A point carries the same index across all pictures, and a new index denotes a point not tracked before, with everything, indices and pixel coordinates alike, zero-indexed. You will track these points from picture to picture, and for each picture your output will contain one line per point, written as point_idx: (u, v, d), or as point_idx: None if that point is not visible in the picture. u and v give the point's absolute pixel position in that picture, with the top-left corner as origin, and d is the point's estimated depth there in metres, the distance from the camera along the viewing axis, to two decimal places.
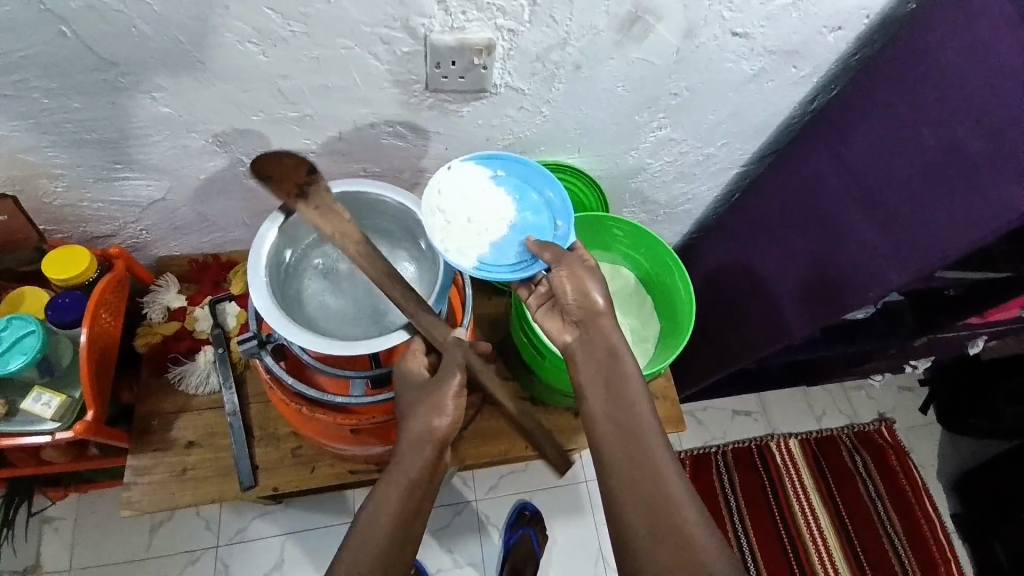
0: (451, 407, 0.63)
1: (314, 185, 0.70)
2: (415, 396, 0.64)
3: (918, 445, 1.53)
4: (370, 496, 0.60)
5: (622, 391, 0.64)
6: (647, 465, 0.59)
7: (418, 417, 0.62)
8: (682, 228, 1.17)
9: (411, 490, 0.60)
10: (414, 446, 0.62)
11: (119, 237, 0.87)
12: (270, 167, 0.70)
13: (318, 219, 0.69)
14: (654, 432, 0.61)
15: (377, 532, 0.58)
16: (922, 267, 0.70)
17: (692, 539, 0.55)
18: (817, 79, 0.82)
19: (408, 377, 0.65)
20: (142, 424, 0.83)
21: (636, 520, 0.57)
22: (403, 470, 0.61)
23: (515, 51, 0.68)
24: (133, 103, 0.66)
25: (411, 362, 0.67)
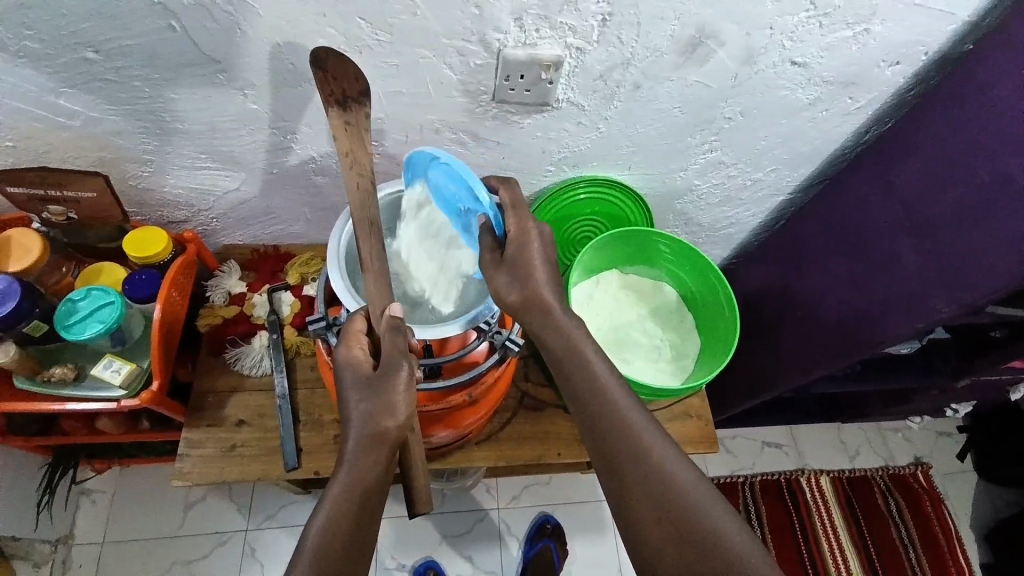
0: (402, 399, 0.61)
1: (358, 107, 0.66)
2: (363, 388, 0.62)
3: (954, 492, 1.48)
4: (324, 499, 0.59)
5: (596, 387, 0.63)
6: (640, 453, 0.59)
7: (368, 410, 0.60)
8: (723, 252, 1.19)
9: (372, 490, 0.60)
10: (366, 446, 0.61)
11: (191, 223, 0.93)
12: (330, 61, 0.62)
13: (341, 137, 0.65)
14: (637, 420, 0.61)
15: (334, 536, 0.57)
16: (973, 298, 0.71)
17: (700, 515, 0.54)
18: (870, 111, 0.84)
19: (352, 364, 0.62)
20: (197, 399, 0.87)
21: (642, 509, 0.57)
22: (360, 470, 0.60)
23: (581, 68, 0.72)
24: (225, 98, 0.72)
25: (354, 348, 0.64)
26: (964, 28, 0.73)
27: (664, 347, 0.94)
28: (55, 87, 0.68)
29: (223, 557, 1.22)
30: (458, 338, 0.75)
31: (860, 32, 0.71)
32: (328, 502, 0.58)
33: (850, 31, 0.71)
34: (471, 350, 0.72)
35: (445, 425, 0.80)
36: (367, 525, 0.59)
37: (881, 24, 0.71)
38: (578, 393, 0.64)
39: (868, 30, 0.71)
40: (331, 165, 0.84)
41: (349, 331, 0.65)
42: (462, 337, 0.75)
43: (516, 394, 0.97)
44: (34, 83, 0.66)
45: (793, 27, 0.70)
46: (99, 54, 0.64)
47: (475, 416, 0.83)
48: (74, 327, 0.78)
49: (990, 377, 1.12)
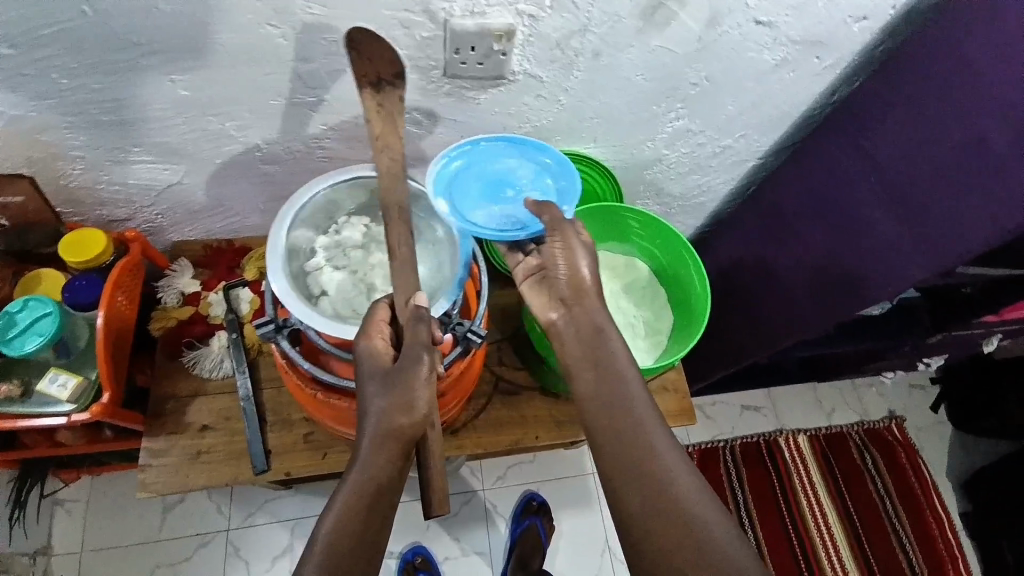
0: (418, 393, 0.58)
1: (393, 89, 0.63)
2: (379, 379, 0.59)
3: (927, 443, 1.52)
4: (334, 498, 0.56)
5: (608, 378, 0.64)
6: (641, 445, 0.59)
7: (383, 405, 0.58)
8: (696, 221, 1.16)
9: (383, 489, 0.57)
10: (380, 441, 0.57)
11: (135, 221, 0.87)
12: (363, 40, 0.60)
13: (374, 119, 0.62)
14: (642, 412, 0.61)
15: (343, 536, 0.54)
16: (943, 264, 0.70)
17: (693, 508, 0.55)
18: (839, 70, 0.81)
19: (371, 355, 0.60)
20: (157, 406, 0.83)
21: (639, 498, 0.56)
22: (371, 468, 0.57)
23: (535, 36, 0.67)
24: (154, 86, 0.66)
25: (374, 339, 0.61)
26: None
27: (638, 324, 0.92)
28: None
29: (206, 558, 1.20)
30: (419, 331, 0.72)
31: None
32: (338, 502, 0.56)
33: None
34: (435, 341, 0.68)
35: None
36: (376, 528, 0.56)
37: None
38: (586, 380, 0.65)
39: None
40: (279, 152, 0.79)
41: (372, 322, 0.62)
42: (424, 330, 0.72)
43: (491, 379, 0.95)
44: None
45: None
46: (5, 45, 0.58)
47: (445, 408, 0.81)
48: (12, 342, 0.73)
49: (962, 332, 1.13)
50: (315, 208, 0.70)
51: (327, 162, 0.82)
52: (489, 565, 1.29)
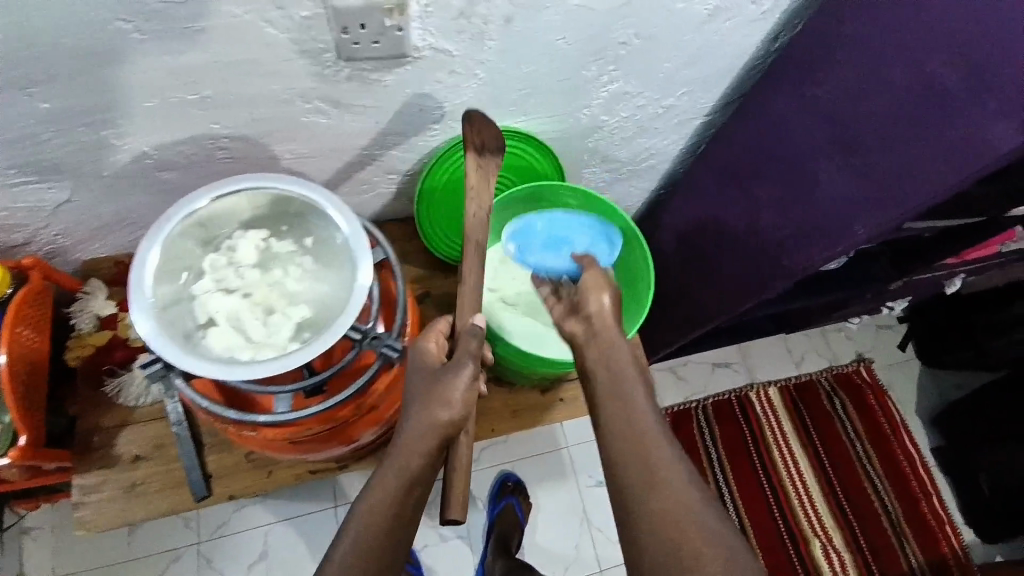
0: (459, 395, 0.59)
1: (492, 157, 0.73)
2: (424, 382, 0.60)
3: (896, 382, 1.53)
4: (364, 492, 0.57)
5: (616, 377, 0.61)
6: (645, 449, 0.55)
7: (422, 405, 0.59)
8: (649, 185, 1.11)
9: (414, 486, 0.58)
10: (418, 437, 0.58)
11: (33, 245, 0.80)
12: (478, 122, 0.72)
13: (473, 178, 0.72)
14: (649, 414, 0.58)
15: (370, 533, 0.55)
16: (895, 214, 0.65)
17: (692, 520, 0.50)
18: (779, 14, 0.75)
19: (422, 357, 0.63)
20: (83, 441, 0.78)
21: (638, 506, 0.52)
22: (402, 462, 0.58)
23: (434, 7, 0.60)
24: (5, 99, 0.58)
25: (429, 343, 0.64)
26: None
27: None
28: None
29: (181, 572, 1.19)
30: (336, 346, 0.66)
31: None
32: (370, 493, 0.57)
33: None
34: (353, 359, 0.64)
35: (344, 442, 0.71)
36: (406, 519, 0.57)
37: None
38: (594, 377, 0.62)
39: None
40: (174, 157, 0.72)
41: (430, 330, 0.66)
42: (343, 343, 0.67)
43: None
44: None
45: None
46: None
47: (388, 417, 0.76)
48: None
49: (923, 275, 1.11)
50: (197, 229, 0.63)
51: (232, 162, 0.75)
52: (470, 547, 1.29)
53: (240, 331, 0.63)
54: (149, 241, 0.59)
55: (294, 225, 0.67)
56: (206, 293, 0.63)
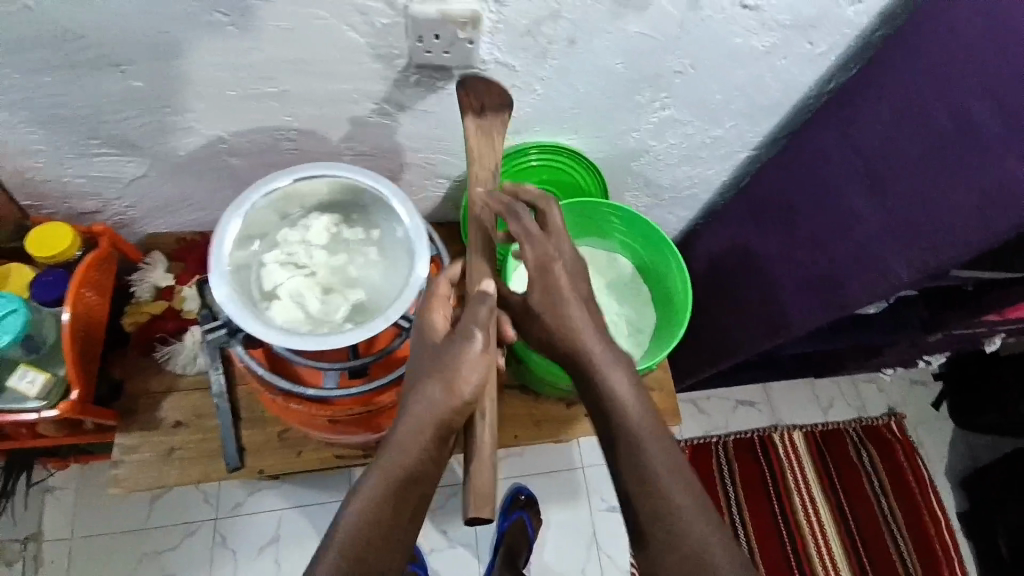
0: (464, 376, 0.55)
1: (496, 116, 0.70)
2: (427, 362, 0.57)
3: (927, 440, 1.49)
4: (356, 501, 0.52)
5: (612, 409, 0.60)
6: (649, 481, 0.57)
7: (429, 391, 0.55)
8: (688, 213, 1.12)
9: (412, 487, 0.53)
10: (416, 428, 0.54)
11: (104, 214, 0.85)
12: (475, 85, 0.68)
13: (473, 139, 0.69)
14: (652, 441, 0.58)
15: (368, 542, 0.51)
16: (933, 258, 0.66)
17: (701, 541, 0.54)
18: (835, 56, 0.76)
19: (429, 331, 0.59)
20: (129, 402, 0.84)
21: (651, 536, 0.55)
22: (400, 455, 0.53)
23: (503, 23, 0.64)
24: (102, 78, 0.63)
25: (435, 314, 0.60)
26: None
27: (619, 321, 0.89)
28: None
29: (194, 546, 1.21)
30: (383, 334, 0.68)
31: None
32: (364, 490, 0.52)
33: None
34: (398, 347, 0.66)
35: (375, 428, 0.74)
36: (407, 517, 0.53)
37: None
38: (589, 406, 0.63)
39: None
40: (243, 144, 0.76)
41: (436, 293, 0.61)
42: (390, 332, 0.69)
43: None
44: None
45: None
46: None
47: None
48: None
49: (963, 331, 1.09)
50: (276, 207, 0.67)
51: (296, 154, 0.79)
52: (476, 557, 1.29)
53: (300, 306, 0.65)
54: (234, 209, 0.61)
55: (362, 216, 0.71)
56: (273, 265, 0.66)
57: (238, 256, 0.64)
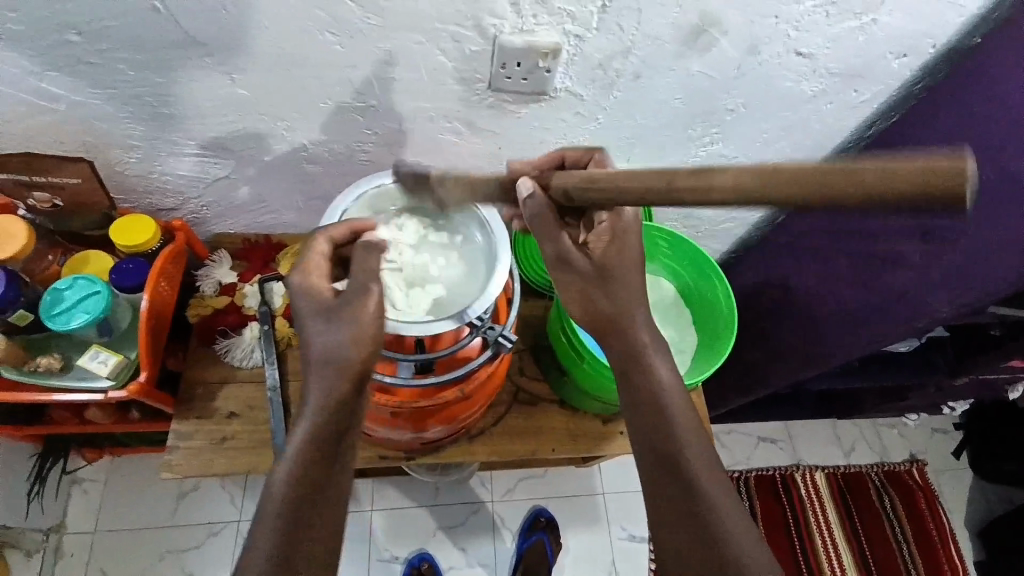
0: (367, 324, 0.58)
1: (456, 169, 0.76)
2: (322, 317, 0.58)
3: (947, 488, 1.49)
4: (295, 441, 0.56)
5: (657, 411, 0.64)
6: (683, 480, 0.61)
7: (332, 340, 0.57)
8: (722, 247, 1.17)
9: (346, 422, 0.58)
10: (322, 385, 0.57)
11: (180, 211, 0.91)
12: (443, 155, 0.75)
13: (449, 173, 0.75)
14: (690, 445, 0.63)
15: (311, 479, 0.55)
16: (977, 297, 0.71)
17: (733, 541, 0.57)
18: (876, 104, 0.82)
19: (311, 291, 0.59)
20: (187, 390, 0.88)
21: (680, 531, 0.60)
22: (317, 414, 0.57)
23: (579, 56, 0.70)
24: (212, 83, 0.69)
25: (313, 275, 0.60)
26: (972, 21, 0.71)
27: None
28: (35, 70, 0.64)
29: (216, 546, 1.22)
30: (450, 333, 0.70)
31: (867, 23, 0.69)
32: (291, 452, 0.55)
33: (858, 21, 0.69)
34: (463, 346, 0.68)
35: (434, 421, 0.78)
36: (335, 467, 0.57)
37: (890, 15, 0.69)
38: (636, 403, 0.65)
39: (875, 22, 0.69)
40: (323, 153, 0.82)
41: (311, 256, 0.61)
42: (454, 332, 0.70)
43: (511, 389, 0.96)
44: (14, 65, 0.63)
45: (799, 16, 0.68)
46: (79, 35, 0.61)
47: (469, 412, 0.81)
48: (61, 317, 0.76)
49: (989, 376, 1.12)
50: (376, 204, 0.72)
51: (368, 165, 0.85)
52: None
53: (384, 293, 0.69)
54: (333, 210, 0.69)
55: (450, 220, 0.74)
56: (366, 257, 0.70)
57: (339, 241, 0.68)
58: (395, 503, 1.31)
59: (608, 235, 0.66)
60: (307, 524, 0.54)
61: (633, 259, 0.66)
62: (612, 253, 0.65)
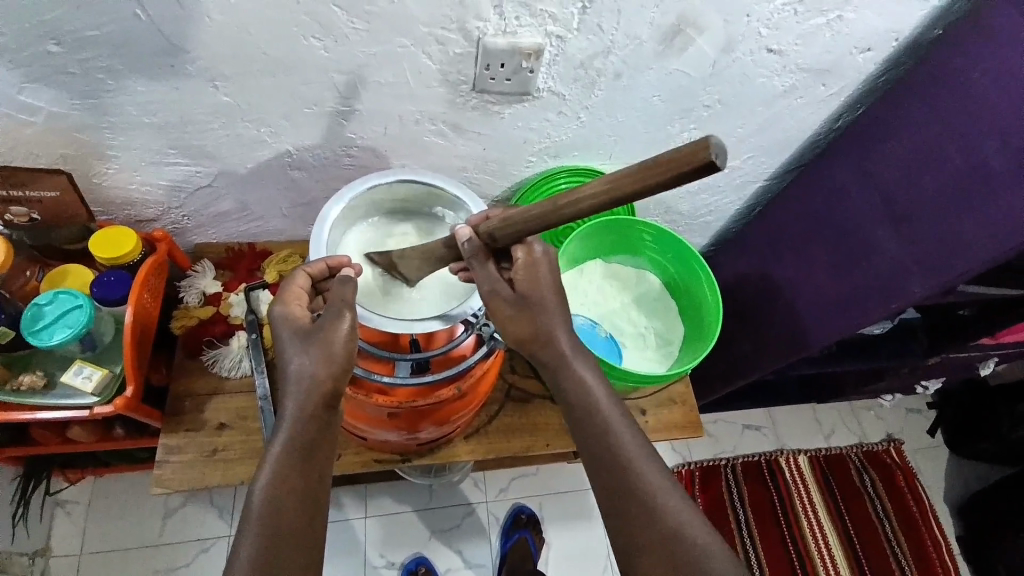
0: (340, 346, 0.58)
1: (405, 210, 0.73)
2: (298, 340, 0.59)
3: (924, 466, 1.54)
4: (265, 468, 0.54)
5: (598, 419, 0.61)
6: (632, 484, 0.58)
7: (303, 362, 0.57)
8: (702, 240, 1.20)
9: (318, 445, 0.57)
10: (302, 403, 0.57)
11: (161, 221, 0.89)
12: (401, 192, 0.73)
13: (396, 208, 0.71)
14: (636, 449, 0.59)
15: (279, 506, 0.53)
16: (950, 278, 0.73)
17: (687, 538, 0.55)
18: (843, 98, 0.86)
19: (288, 321, 0.60)
20: (175, 404, 0.86)
21: (634, 538, 0.56)
22: (298, 430, 0.56)
23: (561, 56, 0.71)
24: (195, 91, 0.68)
25: (292, 305, 0.61)
26: (933, 14, 0.74)
27: (649, 334, 0.97)
28: (11, 81, 0.63)
29: (208, 563, 1.20)
30: (444, 331, 0.73)
31: (834, 19, 0.72)
32: (268, 475, 0.54)
33: (826, 18, 0.72)
34: (457, 344, 0.70)
35: (430, 421, 0.78)
36: (314, 484, 0.56)
37: (856, 12, 0.72)
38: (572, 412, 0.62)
39: (842, 18, 0.72)
40: (308, 159, 0.82)
41: (290, 289, 0.62)
42: (449, 330, 0.73)
43: (503, 387, 0.97)
44: None
45: (770, 14, 0.70)
46: (57, 45, 0.60)
47: (463, 411, 0.81)
48: (41, 332, 0.75)
49: (959, 355, 1.17)
50: (376, 199, 0.72)
51: (354, 169, 0.85)
52: None
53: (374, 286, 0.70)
54: (343, 195, 0.68)
55: (456, 221, 0.74)
56: (366, 257, 0.71)
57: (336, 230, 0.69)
58: (389, 508, 1.30)
59: (524, 266, 0.63)
60: (278, 554, 0.51)
61: (551, 287, 0.64)
62: (528, 281, 0.63)
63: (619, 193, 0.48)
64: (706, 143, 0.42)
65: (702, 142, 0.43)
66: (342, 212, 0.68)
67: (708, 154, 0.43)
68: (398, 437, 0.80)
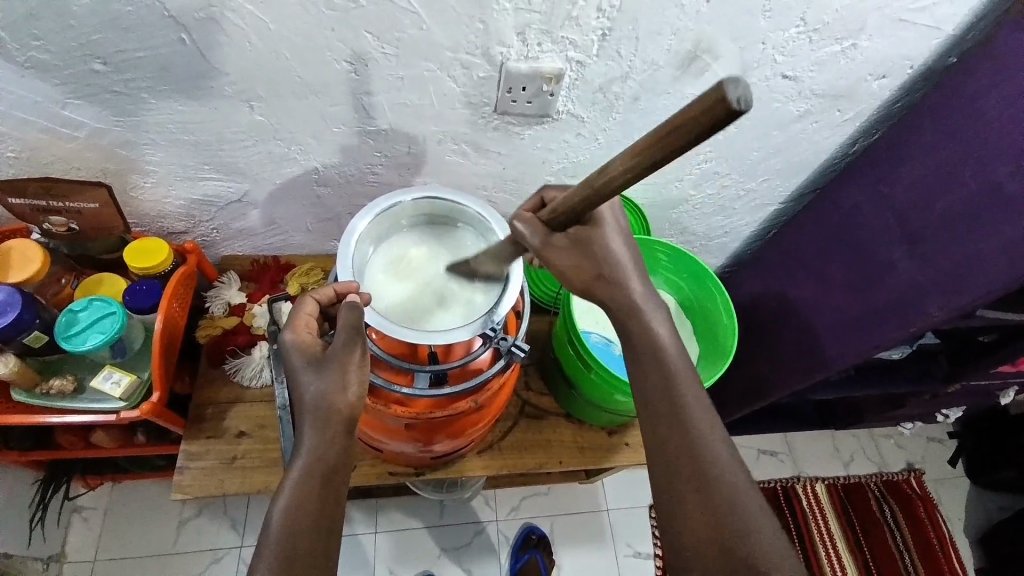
0: (354, 376, 0.59)
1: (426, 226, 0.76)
2: (312, 366, 0.60)
3: (946, 497, 1.50)
4: (282, 493, 0.56)
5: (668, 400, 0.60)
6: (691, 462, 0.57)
7: (319, 389, 0.58)
8: (716, 260, 1.21)
9: (334, 469, 0.58)
10: (319, 428, 0.58)
11: (191, 234, 0.93)
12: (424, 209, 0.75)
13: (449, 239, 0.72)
14: (704, 434, 0.58)
15: (296, 530, 0.54)
16: (968, 300, 0.73)
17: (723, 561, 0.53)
18: (858, 123, 0.87)
19: (299, 348, 0.61)
20: (198, 411, 0.89)
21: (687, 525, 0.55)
22: (316, 456, 0.57)
23: (581, 81, 0.74)
24: (232, 110, 0.72)
25: (302, 332, 0.62)
26: (948, 42, 0.76)
27: None
28: (59, 97, 0.67)
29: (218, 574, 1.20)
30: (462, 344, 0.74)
31: (848, 47, 0.74)
32: (285, 499, 0.55)
33: (839, 46, 0.74)
34: (475, 357, 0.71)
35: (447, 435, 0.79)
36: (330, 510, 0.56)
37: (869, 40, 0.74)
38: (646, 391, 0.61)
39: (855, 46, 0.74)
40: (334, 175, 0.85)
41: (298, 316, 0.63)
42: (467, 343, 0.74)
43: (517, 403, 0.98)
44: (38, 92, 0.66)
45: (785, 42, 0.72)
46: (105, 65, 0.64)
47: (479, 425, 0.82)
48: (76, 338, 0.78)
49: (980, 382, 1.15)
50: (400, 215, 0.74)
51: (379, 186, 0.88)
52: None
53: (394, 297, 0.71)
54: (369, 209, 0.70)
55: (478, 237, 0.76)
56: (387, 268, 0.72)
57: (361, 243, 0.71)
58: (400, 525, 1.30)
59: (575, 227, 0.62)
60: None
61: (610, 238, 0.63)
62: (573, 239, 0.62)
63: (651, 158, 0.45)
64: (717, 90, 0.38)
65: (715, 89, 0.39)
66: (368, 225, 0.71)
67: (726, 101, 0.38)
68: (414, 449, 0.81)
